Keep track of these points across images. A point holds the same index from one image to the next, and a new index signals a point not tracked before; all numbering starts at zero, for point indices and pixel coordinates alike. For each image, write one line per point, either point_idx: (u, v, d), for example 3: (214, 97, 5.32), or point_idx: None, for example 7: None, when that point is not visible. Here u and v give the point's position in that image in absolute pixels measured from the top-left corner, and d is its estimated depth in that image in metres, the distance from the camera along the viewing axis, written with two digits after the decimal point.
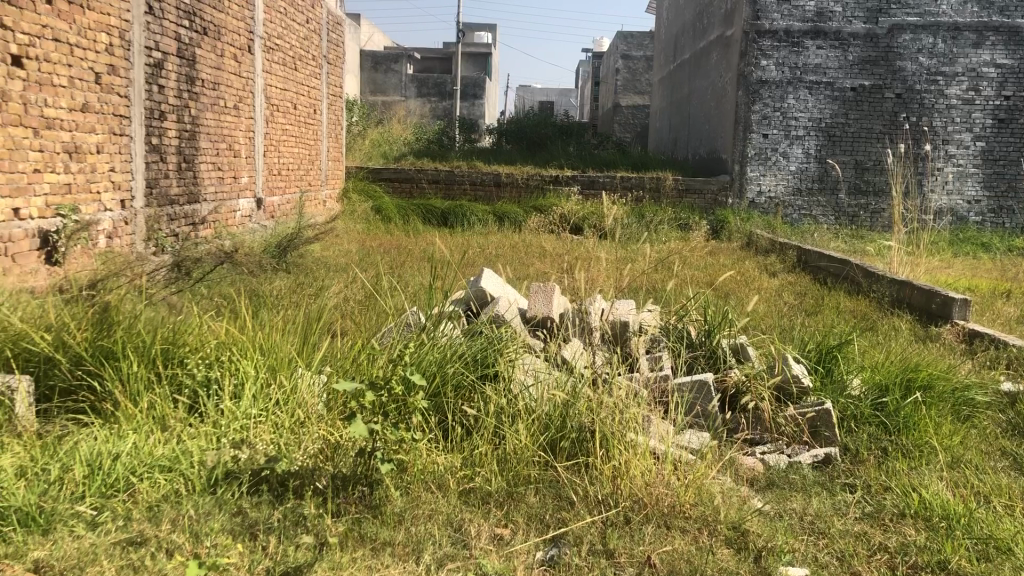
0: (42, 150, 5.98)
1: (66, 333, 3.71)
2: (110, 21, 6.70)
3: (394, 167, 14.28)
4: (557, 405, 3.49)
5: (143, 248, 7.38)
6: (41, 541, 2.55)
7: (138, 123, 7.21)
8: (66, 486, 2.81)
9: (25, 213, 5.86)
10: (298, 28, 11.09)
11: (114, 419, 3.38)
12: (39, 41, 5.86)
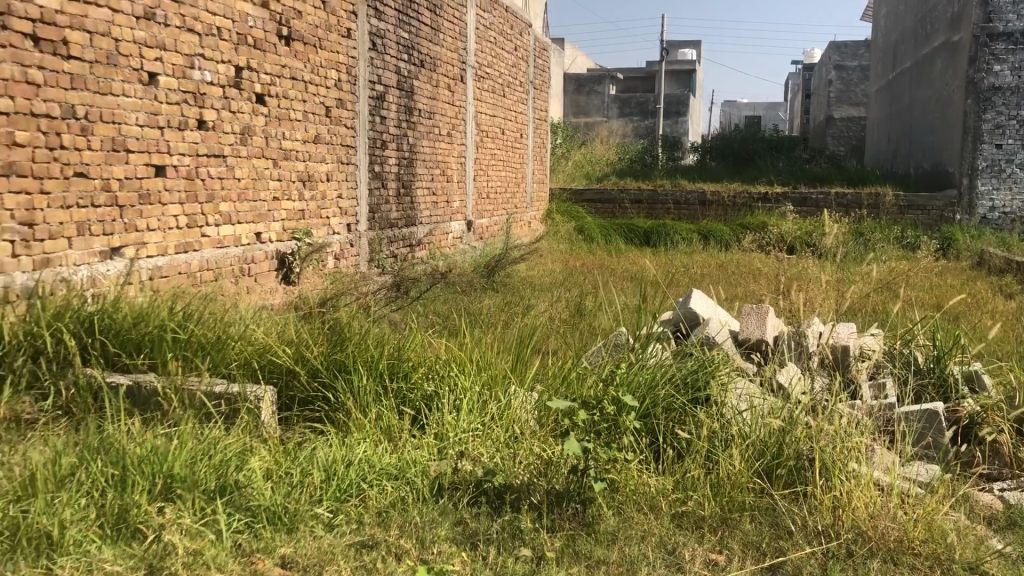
0: (280, 179, 6.54)
1: (305, 347, 4.04)
2: (339, 58, 7.23)
3: (598, 188, 14.43)
4: (773, 432, 3.40)
5: (366, 269, 7.87)
6: (287, 538, 2.79)
7: (363, 151, 7.72)
8: (306, 489, 3.04)
9: (266, 237, 6.42)
10: (506, 55, 11.47)
11: (346, 428, 3.63)
12: (279, 80, 6.42)
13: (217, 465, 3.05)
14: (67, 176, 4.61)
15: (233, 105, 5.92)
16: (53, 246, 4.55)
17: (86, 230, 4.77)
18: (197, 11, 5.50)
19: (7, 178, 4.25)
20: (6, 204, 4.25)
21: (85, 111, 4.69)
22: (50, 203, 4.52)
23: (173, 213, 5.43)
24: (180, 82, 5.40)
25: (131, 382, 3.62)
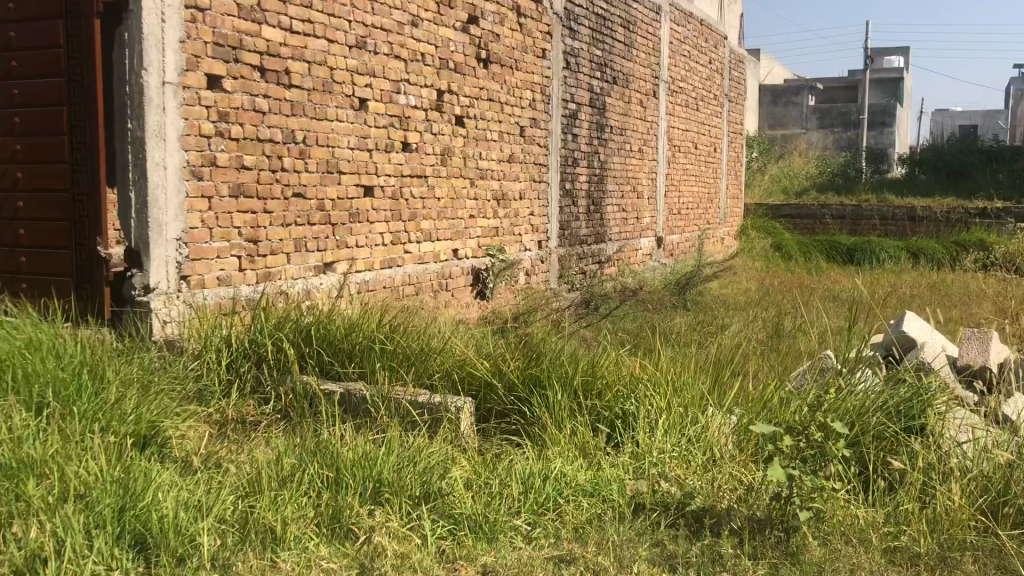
0: (477, 198, 6.75)
1: (502, 360, 4.13)
2: (534, 78, 7.38)
3: (797, 204, 13.94)
4: (999, 467, 3.15)
5: (557, 285, 7.97)
6: (488, 548, 2.86)
7: (555, 169, 7.84)
8: (506, 500, 3.11)
9: (463, 253, 6.63)
10: (700, 70, 11.31)
11: (542, 442, 3.69)
12: (477, 102, 6.65)
13: (422, 472, 3.17)
14: (287, 196, 4.96)
15: (434, 127, 6.17)
16: (273, 261, 4.91)
17: (302, 246, 5.11)
18: (404, 39, 5.79)
19: (236, 198, 4.63)
20: (234, 222, 4.63)
21: (303, 136, 5.04)
22: (272, 221, 4.88)
23: (379, 230, 5.72)
24: (387, 106, 5.70)
25: (342, 390, 3.83)
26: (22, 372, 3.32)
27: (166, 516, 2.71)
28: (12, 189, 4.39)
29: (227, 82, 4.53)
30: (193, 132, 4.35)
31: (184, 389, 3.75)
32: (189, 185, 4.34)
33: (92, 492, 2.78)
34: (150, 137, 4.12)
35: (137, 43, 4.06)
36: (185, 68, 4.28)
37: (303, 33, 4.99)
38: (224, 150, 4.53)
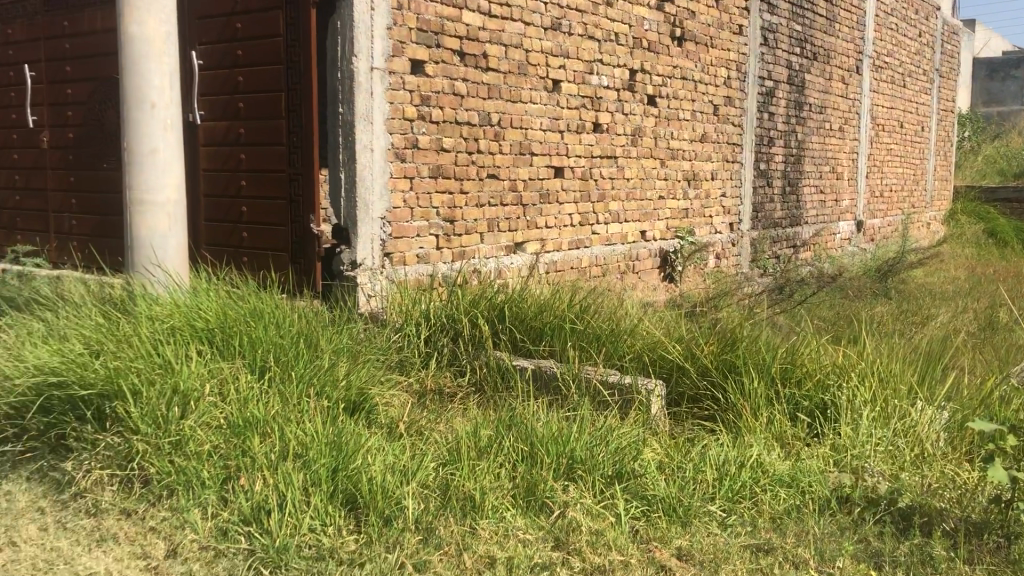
0: (667, 178, 6.66)
1: (695, 344, 4.06)
2: (730, 56, 7.19)
3: (1014, 186, 12.86)
4: None
5: (748, 269, 7.76)
6: (683, 531, 2.86)
7: (749, 149, 7.60)
8: (700, 484, 3.08)
9: (650, 235, 6.58)
10: (909, 43, 10.62)
11: (736, 430, 3.61)
12: (670, 81, 6.54)
13: (615, 451, 3.18)
14: (481, 177, 5.09)
15: (626, 107, 6.14)
16: (468, 240, 5.06)
17: (495, 226, 5.24)
18: (597, 19, 5.78)
19: (435, 179, 4.80)
20: (433, 202, 4.81)
21: (498, 118, 5.15)
22: (468, 201, 5.03)
23: (568, 211, 5.77)
24: (579, 87, 5.72)
25: (534, 367, 3.90)
26: (247, 339, 3.53)
27: (374, 479, 2.87)
28: (236, 169, 4.72)
29: (429, 67, 4.69)
30: (398, 115, 4.54)
31: (387, 359, 3.94)
32: (393, 166, 4.54)
33: (309, 453, 2.98)
34: (359, 121, 4.34)
35: (348, 31, 4.28)
36: (391, 53, 4.47)
37: (500, 16, 5.08)
38: (425, 132, 4.71)
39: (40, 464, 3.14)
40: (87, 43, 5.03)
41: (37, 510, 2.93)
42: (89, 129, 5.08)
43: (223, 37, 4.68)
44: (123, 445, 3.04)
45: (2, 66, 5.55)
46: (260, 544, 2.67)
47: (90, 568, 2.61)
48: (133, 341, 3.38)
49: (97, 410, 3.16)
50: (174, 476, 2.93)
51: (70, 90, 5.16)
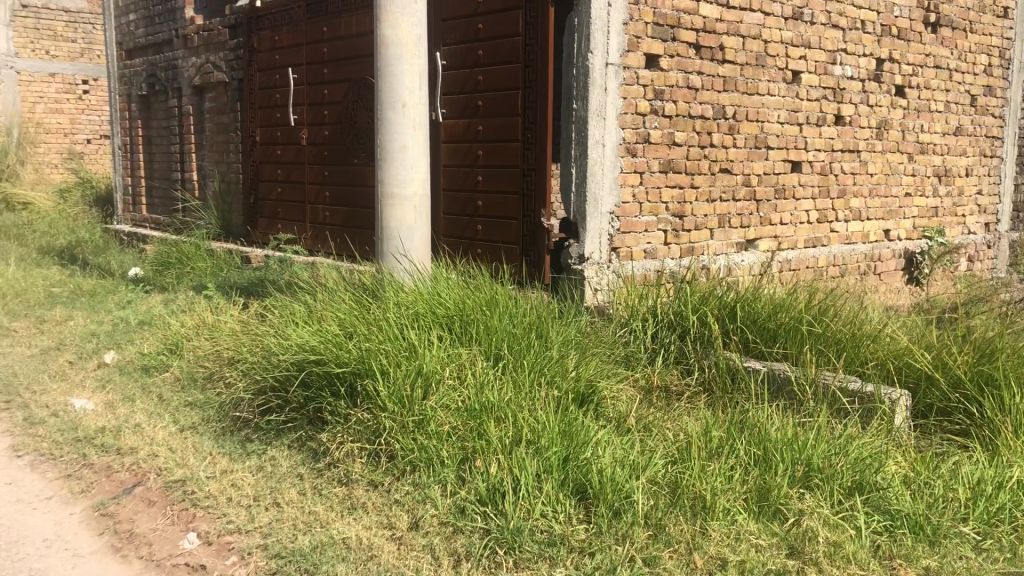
0: (915, 174, 6.26)
1: (947, 353, 3.78)
2: (992, 41, 6.61)
3: None
4: None
5: (1005, 274, 7.13)
6: (930, 552, 2.69)
7: (1011, 143, 6.98)
8: (952, 504, 2.90)
9: (895, 234, 6.21)
10: None
11: (993, 448, 3.38)
12: (922, 70, 6.12)
13: (855, 461, 3.05)
14: (714, 172, 5.01)
15: (872, 99, 5.80)
16: (698, 236, 5.00)
17: (726, 222, 5.14)
18: (844, 6, 5.50)
19: (666, 174, 4.78)
20: (663, 197, 4.79)
21: (733, 112, 5.03)
22: (699, 196, 4.96)
23: (805, 208, 5.56)
24: (821, 78, 5.47)
25: (767, 369, 3.78)
26: (483, 327, 3.67)
27: (604, 471, 2.90)
28: (473, 164, 4.92)
29: (664, 61, 4.65)
30: (631, 110, 4.55)
31: (616, 353, 3.96)
32: (624, 161, 4.56)
33: (541, 440, 3.06)
34: (593, 116, 4.38)
35: (586, 28, 4.32)
36: (627, 49, 4.48)
37: (740, 7, 4.95)
38: (658, 126, 4.69)
39: (301, 433, 3.46)
40: (344, 46, 5.42)
41: (296, 476, 3.23)
42: (342, 126, 5.47)
43: (466, 37, 4.89)
44: (372, 421, 3.26)
45: (269, 69, 6.10)
46: (495, 524, 2.78)
47: (343, 534, 2.83)
48: (382, 326, 3.61)
49: (350, 387, 3.41)
50: (416, 453, 3.11)
51: (327, 91, 5.58)
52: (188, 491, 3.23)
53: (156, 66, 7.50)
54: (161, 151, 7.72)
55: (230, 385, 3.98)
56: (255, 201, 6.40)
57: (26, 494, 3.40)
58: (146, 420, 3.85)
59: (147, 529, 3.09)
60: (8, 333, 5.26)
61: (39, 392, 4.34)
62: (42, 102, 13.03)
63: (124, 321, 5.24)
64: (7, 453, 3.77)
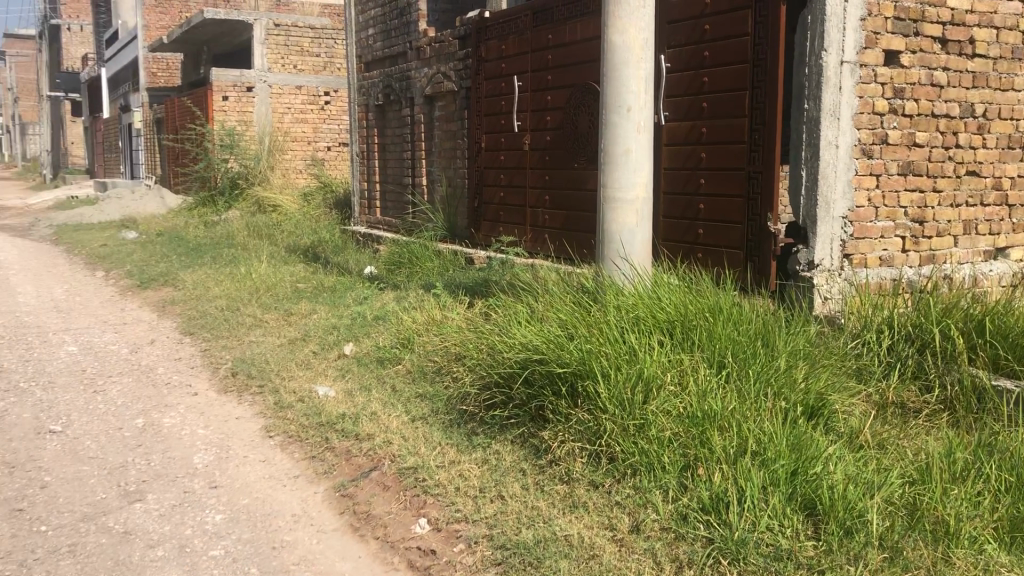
0: None
1: None
2: None
3: None
4: None
5: None
6: None
7: None
8: None
9: None
10: None
11: None
12: None
13: None
14: (960, 174, 4.68)
15: None
16: (939, 243, 4.68)
17: (972, 228, 4.82)
18: None
19: (905, 176, 4.50)
20: (902, 201, 4.51)
21: (984, 109, 4.69)
22: (941, 201, 4.65)
23: None
24: None
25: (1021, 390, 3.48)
26: (706, 333, 3.60)
27: (836, 487, 2.77)
28: (697, 167, 4.85)
29: (905, 57, 4.38)
30: (867, 110, 4.31)
31: (846, 365, 3.75)
32: (858, 164, 4.33)
33: (767, 452, 2.95)
34: (826, 116, 4.18)
35: (819, 25, 4.14)
36: (864, 45, 4.25)
37: None
38: (896, 127, 4.42)
39: (523, 430, 3.56)
40: (569, 53, 5.51)
41: (519, 471, 3.33)
42: (565, 131, 5.56)
43: (692, 39, 4.84)
44: (592, 422, 3.29)
45: (496, 78, 6.31)
46: (719, 534, 2.73)
47: (565, 531, 2.89)
48: (603, 329, 3.63)
49: (570, 387, 3.46)
50: (637, 457, 3.11)
51: (551, 97, 5.70)
52: (418, 478, 3.42)
53: (391, 77, 7.96)
54: (394, 157, 8.19)
55: (456, 380, 4.16)
56: (479, 204, 6.64)
57: (277, 471, 3.74)
58: (380, 409, 4.11)
59: (383, 512, 3.30)
60: (261, 324, 5.79)
61: (287, 378, 4.75)
62: (289, 112, 14.22)
63: (360, 315, 5.61)
64: (261, 433, 4.16)
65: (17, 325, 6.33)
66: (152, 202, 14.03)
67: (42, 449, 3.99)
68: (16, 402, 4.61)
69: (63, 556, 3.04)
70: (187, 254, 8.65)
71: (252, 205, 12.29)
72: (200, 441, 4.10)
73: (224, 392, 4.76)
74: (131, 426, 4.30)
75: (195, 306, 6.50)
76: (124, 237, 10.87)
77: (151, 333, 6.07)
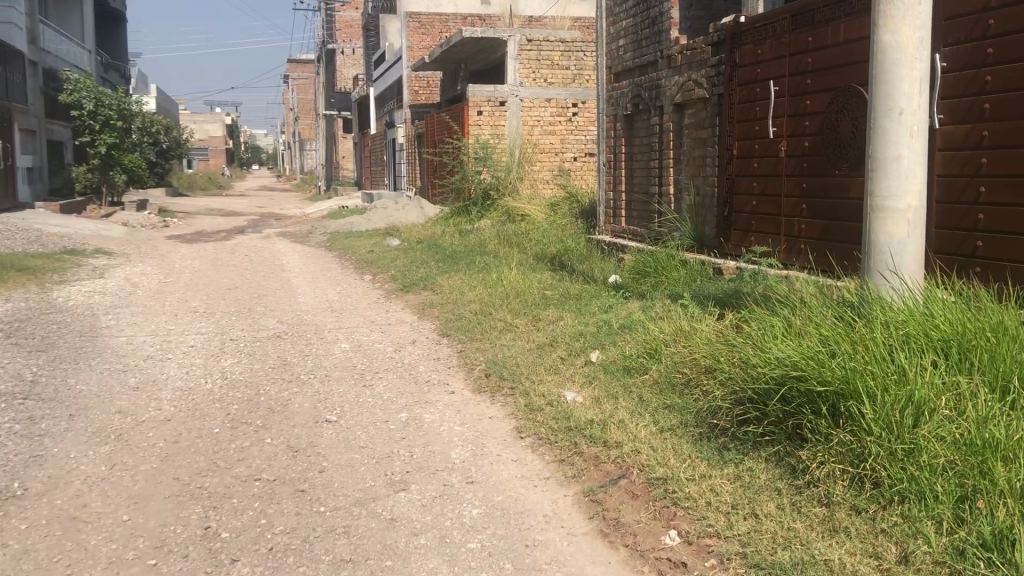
0: None
1: None
2: None
3: None
4: None
5: None
6: None
7: None
8: None
9: None
10: None
11: None
12: None
13: None
14: None
15: None
16: None
17: None
18: None
19: None
20: None
21: None
22: None
23: None
24: None
25: None
26: (988, 354, 3.29)
27: None
28: (976, 174, 4.47)
29: None
30: None
31: None
32: None
33: None
34: None
35: None
36: None
37: None
38: None
39: (778, 448, 3.44)
40: (831, 55, 5.27)
41: (774, 489, 3.23)
42: (824, 137, 5.32)
43: (973, 36, 4.47)
44: (856, 445, 3.12)
45: (750, 84, 6.15)
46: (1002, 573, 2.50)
47: (825, 555, 2.76)
48: (869, 346, 3.43)
49: (832, 406, 3.30)
50: (906, 484, 2.91)
51: (809, 102, 5.48)
52: (668, 490, 3.39)
53: (641, 86, 8.00)
54: (641, 166, 8.21)
55: (707, 393, 4.10)
56: (729, 213, 6.50)
57: (529, 472, 3.86)
58: (629, 417, 4.12)
59: (632, 520, 3.32)
60: (512, 329, 6.00)
61: (537, 382, 4.88)
62: (539, 125, 14.65)
63: (607, 323, 5.67)
64: (513, 434, 4.32)
65: (298, 323, 6.97)
66: (412, 211, 14.96)
67: (320, 436, 4.38)
68: (297, 392, 5.08)
69: (339, 536, 3.31)
70: (443, 260, 9.14)
71: (502, 214, 12.78)
72: (457, 438, 4.32)
73: (478, 393, 4.99)
74: (395, 419, 4.61)
75: (451, 310, 6.86)
76: (388, 243, 11.68)
77: (412, 334, 6.47)
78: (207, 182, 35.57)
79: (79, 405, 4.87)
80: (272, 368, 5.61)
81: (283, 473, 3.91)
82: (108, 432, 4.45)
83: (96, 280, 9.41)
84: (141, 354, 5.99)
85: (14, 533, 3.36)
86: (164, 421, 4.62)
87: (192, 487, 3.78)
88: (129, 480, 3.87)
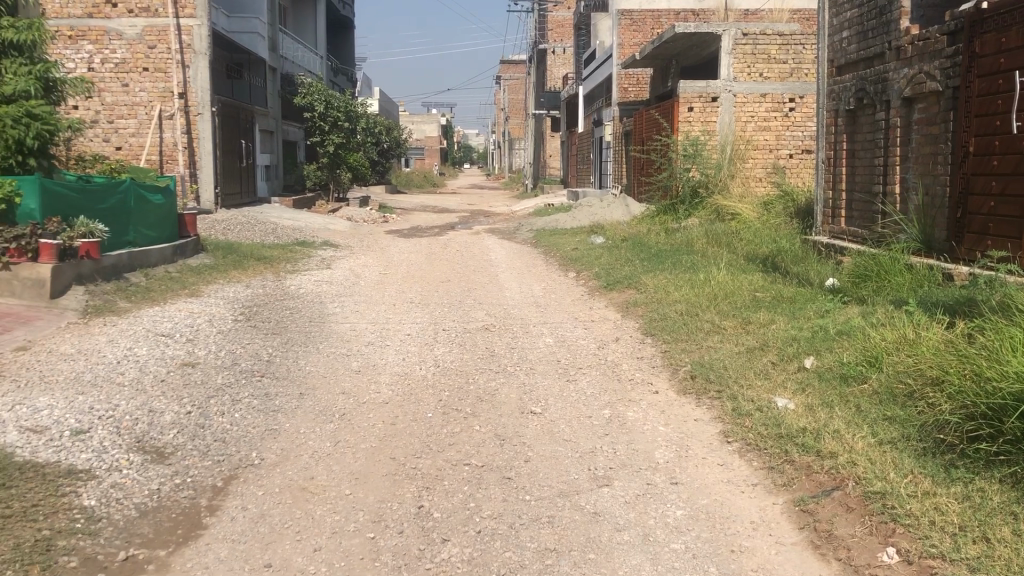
0: None
1: None
2: None
3: None
4: None
5: None
6: None
7: None
8: None
9: None
10: None
11: None
12: None
13: None
14: None
15: None
16: None
17: None
18: None
19: None
20: None
21: None
22: None
23: None
24: None
25: None
26: None
27: None
28: None
29: None
30: None
31: None
32: None
33: None
34: None
35: None
36: None
37: None
38: None
39: (1015, 469, 3.17)
40: None
41: (1009, 513, 2.98)
42: None
43: None
44: None
45: (992, 74, 5.69)
46: None
47: None
48: None
49: None
50: None
51: None
52: (887, 505, 3.21)
53: (866, 79, 7.58)
54: (864, 164, 7.79)
55: (932, 406, 3.83)
56: (963, 215, 6.04)
57: (736, 477, 3.78)
58: (844, 427, 3.93)
59: (846, 534, 3.17)
60: (720, 330, 5.88)
61: (745, 386, 4.75)
62: (753, 121, 14.23)
63: (822, 328, 5.42)
64: (719, 438, 4.24)
65: (506, 316, 7.18)
66: (618, 208, 14.96)
67: (526, 426, 4.49)
68: (505, 383, 5.24)
69: (544, 525, 3.39)
70: (649, 259, 9.09)
71: (710, 213, 12.53)
72: (661, 437, 4.30)
73: (684, 394, 4.93)
74: (599, 415, 4.65)
75: (656, 309, 6.82)
76: (593, 241, 11.75)
77: (617, 331, 6.50)
78: (422, 180, 37.22)
79: (308, 385, 5.26)
80: (481, 359, 5.81)
81: (491, 460, 4.05)
82: (333, 411, 4.79)
83: (323, 270, 10.11)
84: (363, 340, 6.38)
85: (252, 498, 3.69)
86: (383, 403, 4.90)
87: (407, 467, 3.99)
88: (351, 456, 4.14)
